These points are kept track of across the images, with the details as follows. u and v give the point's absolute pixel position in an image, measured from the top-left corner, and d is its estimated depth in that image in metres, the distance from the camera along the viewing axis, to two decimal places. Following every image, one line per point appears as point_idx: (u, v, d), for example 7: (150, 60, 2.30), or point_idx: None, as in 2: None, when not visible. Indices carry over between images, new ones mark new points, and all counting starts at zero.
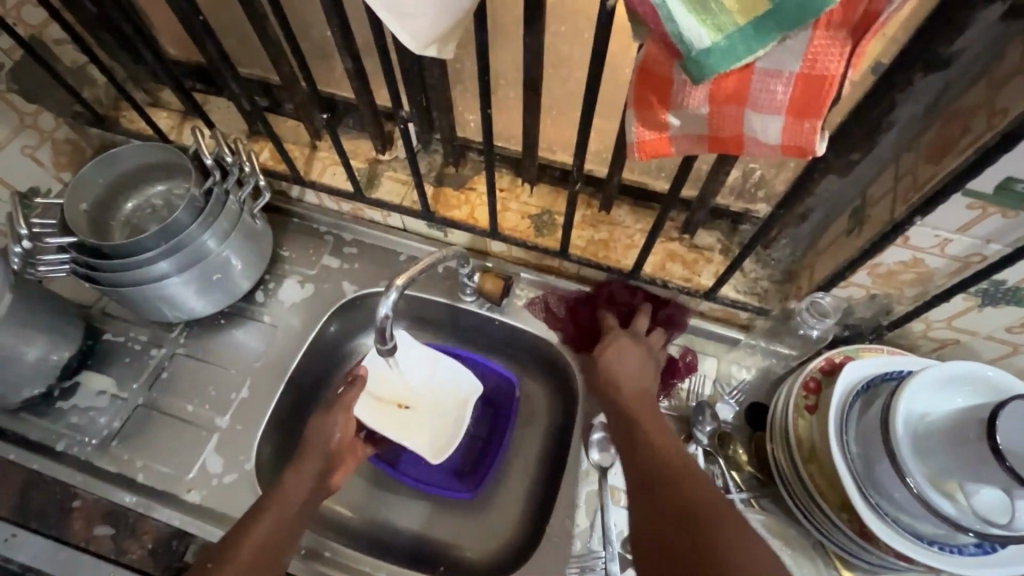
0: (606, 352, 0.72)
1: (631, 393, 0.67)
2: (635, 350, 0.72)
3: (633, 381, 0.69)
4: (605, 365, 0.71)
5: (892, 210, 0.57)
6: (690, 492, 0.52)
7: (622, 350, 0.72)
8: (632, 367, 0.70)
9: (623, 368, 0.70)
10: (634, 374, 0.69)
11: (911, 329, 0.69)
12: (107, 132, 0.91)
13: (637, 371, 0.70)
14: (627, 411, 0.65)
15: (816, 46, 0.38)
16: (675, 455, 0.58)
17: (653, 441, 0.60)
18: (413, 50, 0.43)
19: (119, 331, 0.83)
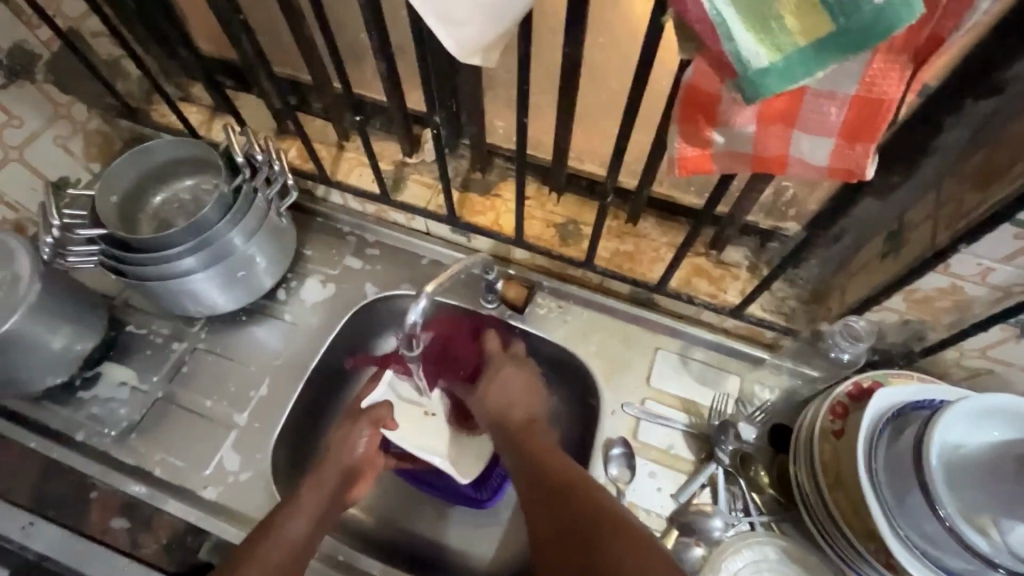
0: (489, 378, 0.76)
1: (500, 416, 0.73)
2: (521, 373, 0.76)
3: (513, 402, 0.74)
4: (491, 396, 0.75)
5: (933, 236, 0.55)
6: (553, 510, 0.63)
7: (504, 376, 0.75)
8: (513, 394, 0.74)
9: (506, 395, 0.74)
10: (512, 403, 0.73)
11: (944, 357, 0.68)
12: (137, 124, 0.92)
13: (518, 397, 0.74)
14: (518, 436, 0.70)
15: (875, 69, 0.37)
16: (555, 460, 0.66)
17: (535, 450, 0.68)
18: (458, 57, 0.43)
19: (141, 323, 0.83)
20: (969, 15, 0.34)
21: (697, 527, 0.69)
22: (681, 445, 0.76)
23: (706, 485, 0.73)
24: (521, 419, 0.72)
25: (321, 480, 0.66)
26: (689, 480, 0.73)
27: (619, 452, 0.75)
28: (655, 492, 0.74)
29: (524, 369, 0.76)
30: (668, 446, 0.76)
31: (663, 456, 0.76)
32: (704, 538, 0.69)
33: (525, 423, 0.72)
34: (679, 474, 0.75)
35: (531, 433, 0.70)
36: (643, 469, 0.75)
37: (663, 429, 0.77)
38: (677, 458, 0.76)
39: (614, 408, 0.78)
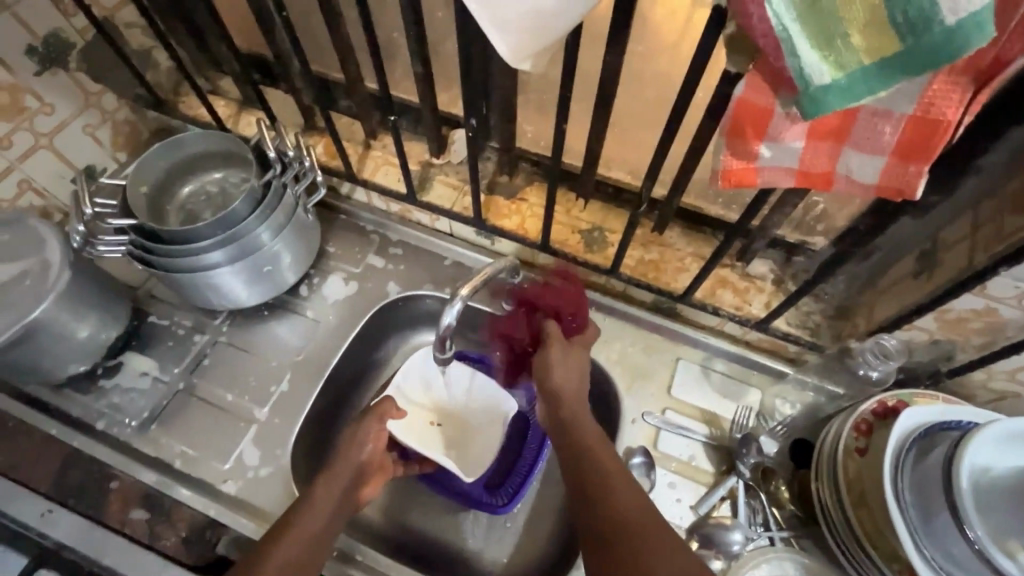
0: (545, 354, 0.67)
1: (561, 402, 0.63)
2: (573, 361, 0.67)
3: (572, 394, 0.63)
4: (545, 374, 0.66)
5: (970, 258, 0.55)
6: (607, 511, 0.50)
7: (558, 360, 0.66)
8: (563, 376, 0.65)
9: (558, 375, 0.65)
10: (573, 393, 0.64)
11: (971, 379, 0.67)
12: (165, 116, 0.92)
13: (575, 388, 0.64)
14: (572, 440, 0.59)
15: (934, 90, 0.37)
16: (611, 461, 0.55)
17: (600, 459, 0.55)
18: (511, 63, 0.43)
19: (163, 314, 0.83)
20: None
21: (716, 539, 0.69)
22: (701, 456, 0.76)
23: (726, 498, 0.73)
24: (570, 398, 0.63)
25: (331, 482, 0.65)
26: (709, 492, 0.73)
27: (639, 462, 0.74)
28: (674, 503, 0.74)
29: (580, 364, 0.67)
30: (688, 457, 0.76)
31: (683, 467, 0.75)
32: (722, 551, 0.69)
33: (591, 437, 0.58)
34: (699, 486, 0.74)
35: (598, 445, 0.57)
36: (663, 480, 0.75)
37: (683, 440, 0.77)
38: (697, 470, 0.75)
39: (634, 417, 0.78)
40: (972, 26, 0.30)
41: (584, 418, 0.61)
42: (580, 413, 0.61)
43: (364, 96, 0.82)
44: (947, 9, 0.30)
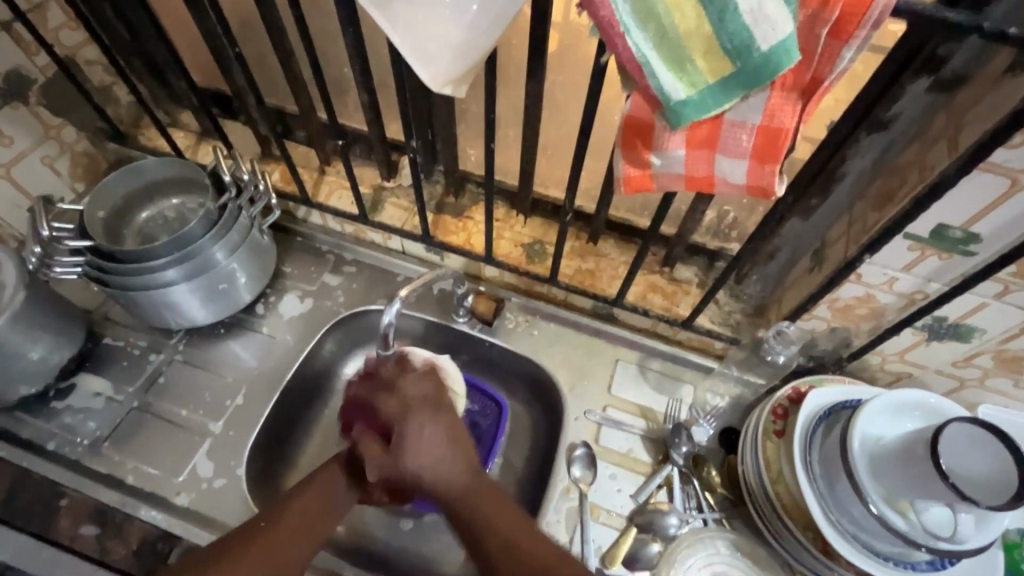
0: (403, 441, 0.62)
1: (436, 473, 0.60)
2: (442, 420, 0.64)
3: (433, 461, 0.60)
4: (408, 462, 0.61)
5: (846, 250, 0.64)
6: None
7: (426, 431, 0.62)
8: (439, 448, 0.61)
9: (426, 444, 0.61)
10: (436, 455, 0.61)
11: (868, 362, 0.76)
12: (125, 147, 0.97)
13: (444, 453, 0.61)
14: (460, 502, 0.59)
15: (773, 104, 0.45)
16: (516, 531, 0.56)
17: (488, 521, 0.57)
18: (430, 87, 0.49)
19: (119, 336, 0.85)
20: (839, 62, 0.41)
21: (655, 524, 0.74)
22: (639, 448, 0.81)
23: (663, 485, 0.78)
24: (452, 480, 0.60)
25: (321, 486, 0.65)
26: (647, 481, 0.78)
27: (581, 453, 0.79)
28: (615, 492, 0.78)
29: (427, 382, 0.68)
30: (627, 450, 0.81)
31: (623, 459, 0.80)
32: (660, 534, 0.74)
33: (485, 497, 0.59)
34: (638, 476, 0.79)
35: (491, 502, 0.58)
36: (604, 472, 0.79)
37: (622, 434, 0.82)
38: (636, 461, 0.80)
39: (578, 415, 0.83)
40: (781, 51, 0.39)
41: (460, 467, 0.61)
42: (458, 447, 0.62)
43: (317, 126, 0.88)
44: (761, 39, 0.38)
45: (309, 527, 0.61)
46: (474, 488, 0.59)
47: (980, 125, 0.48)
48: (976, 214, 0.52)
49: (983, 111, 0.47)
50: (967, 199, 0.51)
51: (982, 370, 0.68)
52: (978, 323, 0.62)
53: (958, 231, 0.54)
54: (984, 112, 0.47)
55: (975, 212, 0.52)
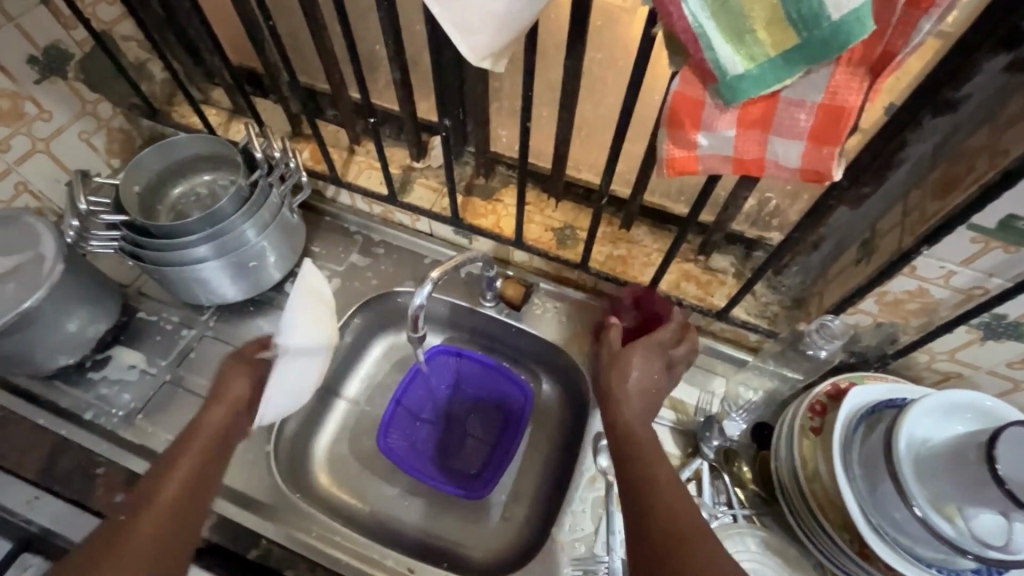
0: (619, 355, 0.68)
1: (640, 387, 0.66)
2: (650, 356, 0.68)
3: (643, 387, 0.66)
4: (625, 372, 0.66)
5: (900, 241, 0.60)
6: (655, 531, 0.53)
7: (634, 373, 0.66)
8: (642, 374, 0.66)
9: (630, 369, 0.66)
10: (641, 376, 0.66)
11: (915, 360, 0.72)
12: (158, 124, 0.97)
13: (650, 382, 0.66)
14: (640, 459, 0.59)
15: (836, 81, 0.42)
16: (677, 501, 0.54)
17: (659, 482, 0.56)
18: (469, 61, 0.47)
19: (153, 311, 0.86)
20: (915, 35, 0.38)
21: None
22: (667, 440, 0.80)
23: (691, 478, 0.76)
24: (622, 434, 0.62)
25: (193, 439, 0.61)
26: (676, 474, 0.76)
27: (608, 443, 0.78)
28: None
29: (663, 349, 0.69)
30: (655, 442, 0.79)
31: None
32: None
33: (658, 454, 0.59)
34: None
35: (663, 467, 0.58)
36: None
37: (650, 425, 0.80)
38: (664, 454, 0.79)
39: None
40: (853, 20, 0.36)
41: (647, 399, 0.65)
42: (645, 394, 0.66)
43: (348, 104, 0.87)
44: (831, 7, 0.35)
45: (194, 487, 0.58)
46: (650, 445, 0.60)
47: None
48: None
49: None
50: None
51: None
52: None
53: None
54: None
55: None
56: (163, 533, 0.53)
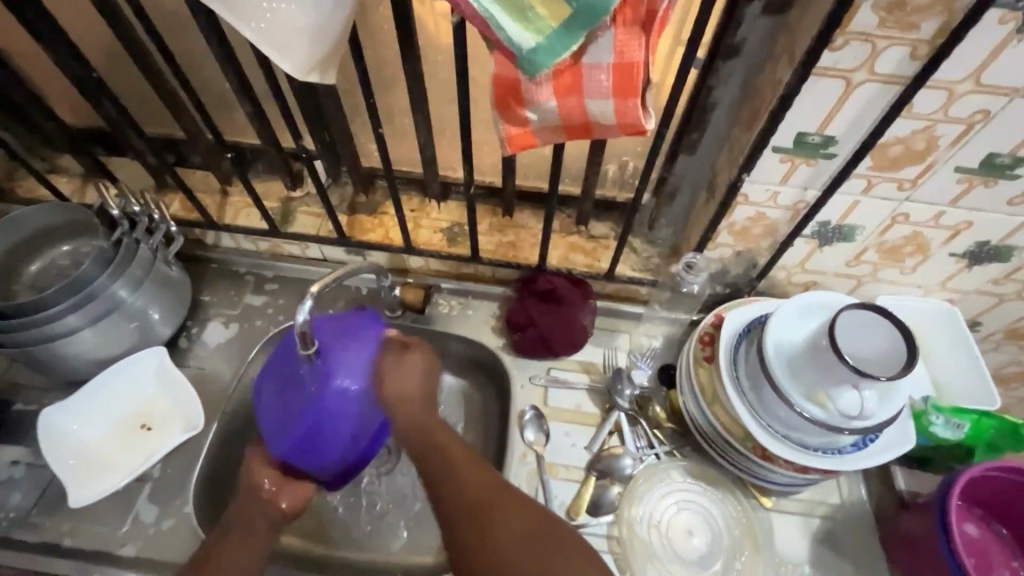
0: (563, 306, 0.84)
1: (574, 332, 0.84)
2: (585, 309, 0.85)
3: (572, 333, 0.84)
4: (579, 325, 0.84)
5: (730, 175, 0.68)
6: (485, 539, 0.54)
7: (580, 317, 0.84)
8: (577, 324, 0.84)
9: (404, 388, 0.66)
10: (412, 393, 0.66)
11: (777, 279, 0.81)
12: (3, 203, 0.91)
13: (577, 330, 0.85)
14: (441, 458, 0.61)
15: (620, 41, 0.47)
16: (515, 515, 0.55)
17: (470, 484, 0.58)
18: (294, 76, 0.49)
19: (31, 399, 0.80)
20: None
21: (611, 468, 0.77)
22: (586, 402, 0.84)
23: (614, 431, 0.81)
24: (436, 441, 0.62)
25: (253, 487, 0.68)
26: (598, 430, 0.81)
27: (531, 416, 0.81)
28: (571, 448, 0.80)
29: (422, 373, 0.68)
30: (576, 406, 0.83)
31: (573, 415, 0.83)
32: (618, 477, 0.77)
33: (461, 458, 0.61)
34: (589, 427, 0.82)
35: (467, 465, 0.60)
36: (557, 431, 0.81)
37: (568, 392, 0.84)
38: (585, 415, 0.83)
39: (524, 382, 0.85)
40: None
41: (573, 344, 0.85)
42: (575, 340, 0.85)
43: (207, 147, 0.85)
44: None
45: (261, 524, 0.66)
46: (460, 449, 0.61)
47: (805, 37, 0.52)
48: (826, 119, 0.57)
49: (808, 24, 0.52)
50: (815, 105, 0.56)
51: (871, 265, 0.75)
52: (856, 221, 0.68)
53: (816, 136, 0.59)
54: (808, 24, 0.52)
55: (825, 116, 0.57)
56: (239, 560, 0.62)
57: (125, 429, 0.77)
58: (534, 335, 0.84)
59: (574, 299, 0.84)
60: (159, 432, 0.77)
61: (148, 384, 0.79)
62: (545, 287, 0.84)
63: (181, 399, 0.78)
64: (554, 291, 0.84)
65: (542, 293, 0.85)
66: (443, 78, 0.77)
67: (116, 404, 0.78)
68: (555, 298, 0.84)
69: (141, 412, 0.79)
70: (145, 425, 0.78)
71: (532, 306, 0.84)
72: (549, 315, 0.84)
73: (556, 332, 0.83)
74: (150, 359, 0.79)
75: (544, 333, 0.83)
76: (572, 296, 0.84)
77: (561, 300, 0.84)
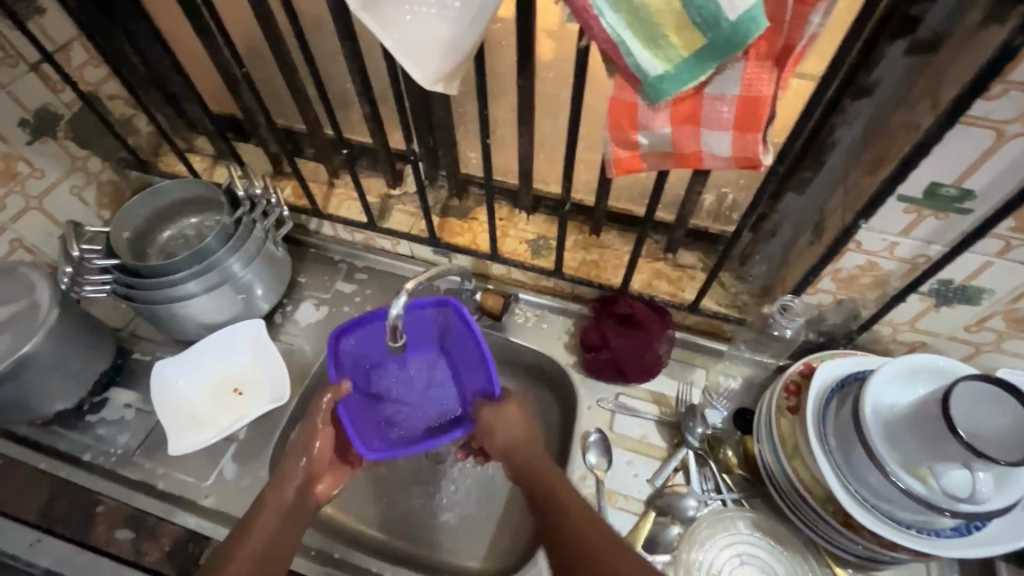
0: (641, 331, 0.82)
1: (649, 360, 0.83)
2: (663, 338, 0.83)
3: (646, 361, 0.82)
4: (655, 353, 0.83)
5: (843, 219, 0.64)
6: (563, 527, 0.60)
7: (657, 345, 0.82)
8: (653, 352, 0.82)
9: (512, 433, 0.71)
10: (517, 441, 0.71)
11: (880, 334, 0.75)
12: (146, 174, 1.02)
13: (652, 359, 0.83)
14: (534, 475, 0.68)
15: (750, 74, 0.47)
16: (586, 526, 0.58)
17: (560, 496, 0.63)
18: (424, 85, 0.52)
19: (147, 351, 0.89)
20: (808, 27, 0.43)
21: (673, 507, 0.74)
22: (653, 433, 0.82)
23: (679, 468, 0.78)
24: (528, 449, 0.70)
25: (274, 503, 0.67)
26: (663, 465, 0.78)
27: (596, 440, 0.80)
28: (632, 478, 0.78)
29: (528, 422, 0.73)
30: (641, 436, 0.82)
31: (638, 445, 0.81)
32: (679, 517, 0.74)
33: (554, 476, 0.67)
34: (653, 460, 0.80)
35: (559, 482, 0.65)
36: (620, 458, 0.80)
37: (636, 420, 0.83)
38: (650, 446, 0.81)
39: (591, 403, 0.85)
40: (748, 20, 0.40)
41: (646, 372, 0.83)
42: (649, 369, 0.83)
43: (324, 140, 0.92)
44: (728, 9, 0.40)
45: (275, 544, 0.63)
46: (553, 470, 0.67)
47: (955, 82, 0.48)
48: (967, 170, 0.53)
49: (960, 68, 0.48)
50: (955, 154, 0.52)
51: (996, 334, 0.68)
52: (985, 284, 0.62)
53: (952, 189, 0.55)
54: (960, 69, 0.48)
55: (966, 168, 0.53)
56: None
57: (221, 389, 0.85)
58: (607, 357, 0.83)
59: (654, 327, 0.82)
60: (249, 397, 0.84)
61: (245, 351, 0.86)
62: (625, 311, 0.83)
63: (270, 370, 0.84)
64: (634, 316, 0.83)
65: (621, 315, 0.84)
66: (550, 94, 0.79)
67: (216, 365, 0.86)
68: (634, 323, 0.83)
69: (236, 376, 0.86)
70: (238, 389, 0.85)
71: (609, 328, 0.84)
72: (625, 338, 0.83)
73: (630, 358, 0.82)
74: (250, 329, 0.86)
75: (619, 356, 0.82)
76: (652, 323, 0.82)
77: (639, 325, 0.83)
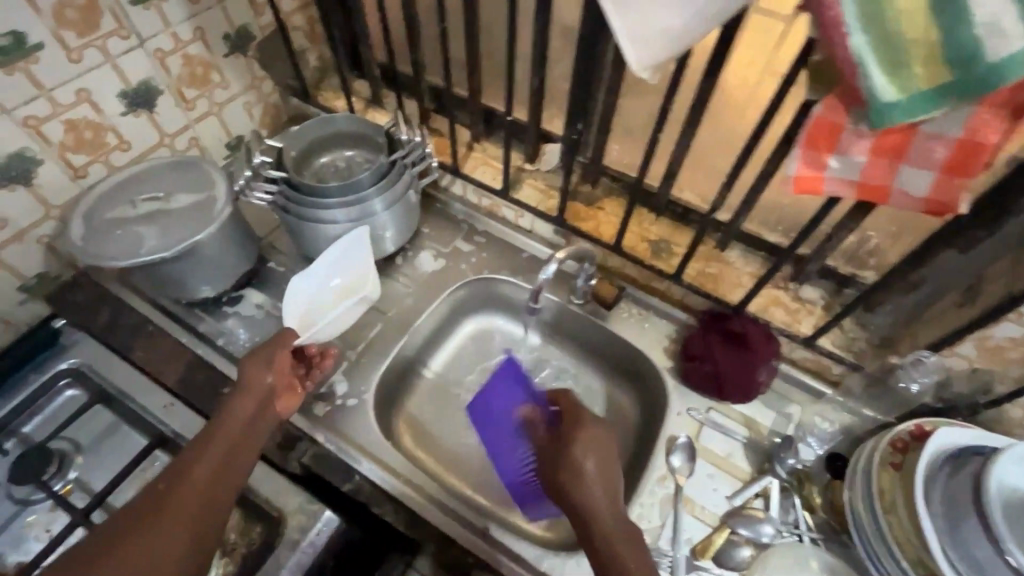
0: (749, 355, 0.81)
1: (747, 385, 0.82)
2: (767, 367, 0.82)
3: (744, 386, 0.82)
4: (756, 380, 0.82)
5: (1010, 286, 0.62)
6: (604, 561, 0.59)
7: (761, 374, 0.81)
8: (754, 379, 0.81)
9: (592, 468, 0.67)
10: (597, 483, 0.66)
11: (1009, 415, 0.72)
12: (305, 103, 1.11)
13: (751, 385, 0.82)
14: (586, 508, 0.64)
15: (978, 119, 0.46)
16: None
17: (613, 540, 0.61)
18: (634, 69, 0.54)
19: (282, 263, 0.97)
20: None
21: (749, 529, 0.74)
22: (739, 454, 0.82)
23: (759, 494, 0.79)
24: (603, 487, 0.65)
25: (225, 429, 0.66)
26: (744, 487, 0.79)
27: (682, 444, 0.81)
28: (711, 491, 0.79)
29: (614, 479, 0.67)
30: (726, 453, 0.82)
31: (721, 461, 0.82)
32: (753, 540, 0.74)
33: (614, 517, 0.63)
34: (735, 480, 0.80)
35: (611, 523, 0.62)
36: (703, 470, 0.81)
37: (723, 437, 0.84)
38: (733, 466, 0.82)
39: (680, 410, 0.86)
40: (1010, 64, 0.40)
41: (742, 396, 0.83)
42: (745, 393, 0.82)
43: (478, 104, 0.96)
44: (991, 52, 0.40)
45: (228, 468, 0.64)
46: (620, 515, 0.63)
47: None
48: None
49: None
50: None
51: None
52: None
53: None
54: None
55: None
56: (196, 506, 0.59)
57: (327, 308, 0.88)
58: (707, 371, 0.83)
59: (763, 355, 0.81)
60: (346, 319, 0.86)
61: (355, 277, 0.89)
62: (737, 330, 0.83)
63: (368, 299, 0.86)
64: (745, 338, 0.82)
65: (731, 335, 0.83)
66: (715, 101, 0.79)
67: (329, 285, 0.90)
68: (744, 346, 0.82)
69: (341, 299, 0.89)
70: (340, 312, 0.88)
71: (718, 344, 0.83)
72: (733, 358, 0.82)
73: (730, 377, 0.82)
74: (362, 255, 0.88)
75: (719, 374, 0.82)
76: (764, 352, 0.80)
77: (749, 350, 0.81)
